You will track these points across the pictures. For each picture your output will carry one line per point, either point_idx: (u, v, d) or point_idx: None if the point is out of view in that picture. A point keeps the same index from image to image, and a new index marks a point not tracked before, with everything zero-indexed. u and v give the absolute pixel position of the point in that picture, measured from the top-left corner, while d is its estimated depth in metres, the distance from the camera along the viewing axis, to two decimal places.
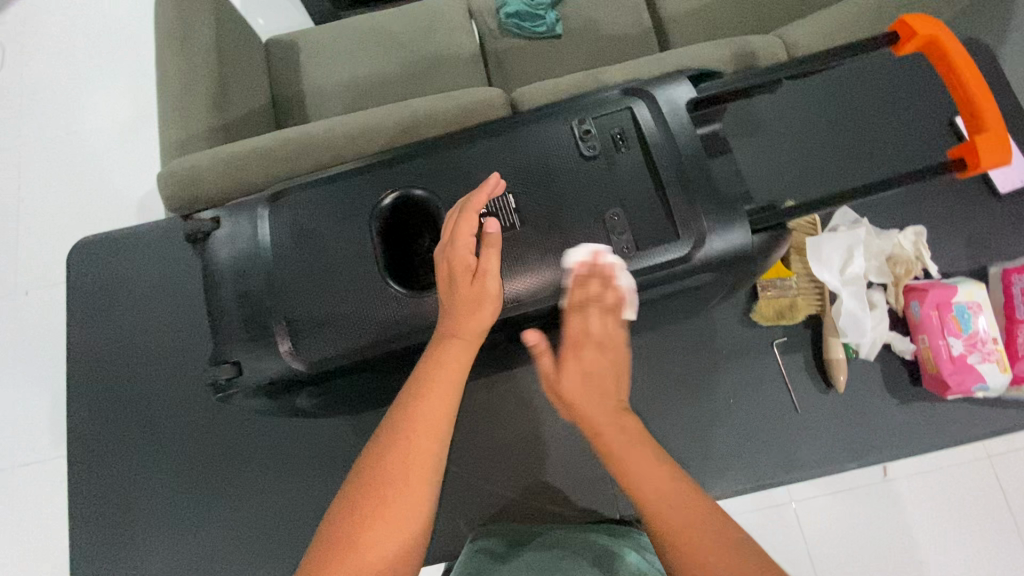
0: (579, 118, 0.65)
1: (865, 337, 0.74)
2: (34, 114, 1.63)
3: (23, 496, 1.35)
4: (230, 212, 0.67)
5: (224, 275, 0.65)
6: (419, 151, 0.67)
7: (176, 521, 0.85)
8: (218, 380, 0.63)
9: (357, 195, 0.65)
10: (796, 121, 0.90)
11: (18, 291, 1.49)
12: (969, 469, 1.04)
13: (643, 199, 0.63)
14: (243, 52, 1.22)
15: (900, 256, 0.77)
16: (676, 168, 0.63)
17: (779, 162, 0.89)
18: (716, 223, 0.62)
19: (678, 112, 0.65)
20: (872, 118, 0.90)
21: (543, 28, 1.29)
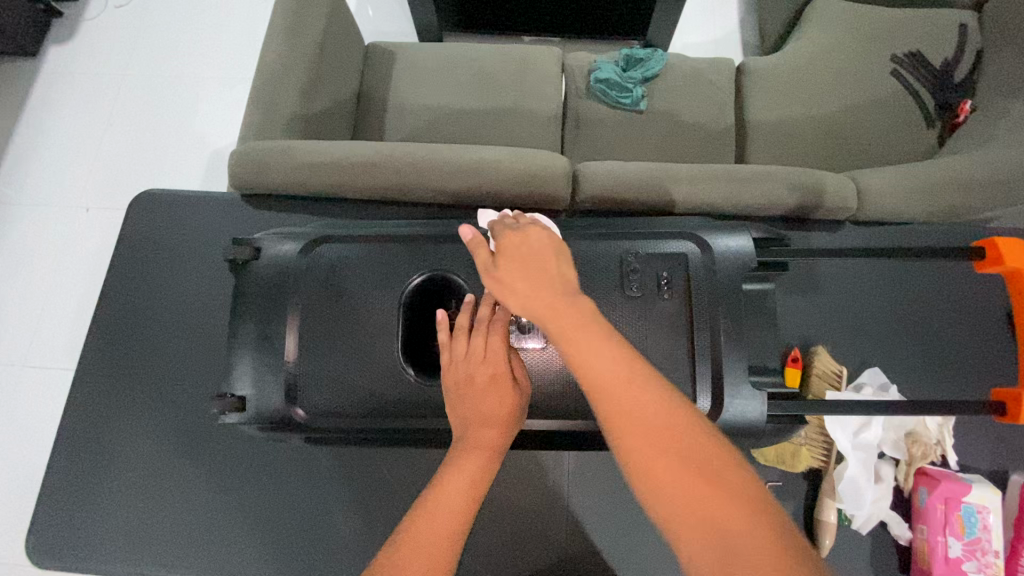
0: (634, 251, 0.66)
1: (861, 510, 0.72)
2: (143, 49, 1.74)
3: (26, 395, 1.41)
4: (272, 246, 0.69)
5: (251, 307, 0.67)
6: (470, 236, 0.69)
7: (146, 476, 0.87)
8: (220, 411, 0.64)
9: (400, 260, 0.67)
10: (846, 269, 0.89)
11: (82, 207, 1.58)
12: None
13: (672, 344, 0.63)
14: (344, 51, 1.29)
15: (921, 436, 0.74)
16: (712, 322, 0.63)
17: (819, 304, 0.88)
18: (738, 385, 0.62)
19: (731, 266, 0.65)
20: (925, 287, 0.89)
21: (627, 100, 1.32)
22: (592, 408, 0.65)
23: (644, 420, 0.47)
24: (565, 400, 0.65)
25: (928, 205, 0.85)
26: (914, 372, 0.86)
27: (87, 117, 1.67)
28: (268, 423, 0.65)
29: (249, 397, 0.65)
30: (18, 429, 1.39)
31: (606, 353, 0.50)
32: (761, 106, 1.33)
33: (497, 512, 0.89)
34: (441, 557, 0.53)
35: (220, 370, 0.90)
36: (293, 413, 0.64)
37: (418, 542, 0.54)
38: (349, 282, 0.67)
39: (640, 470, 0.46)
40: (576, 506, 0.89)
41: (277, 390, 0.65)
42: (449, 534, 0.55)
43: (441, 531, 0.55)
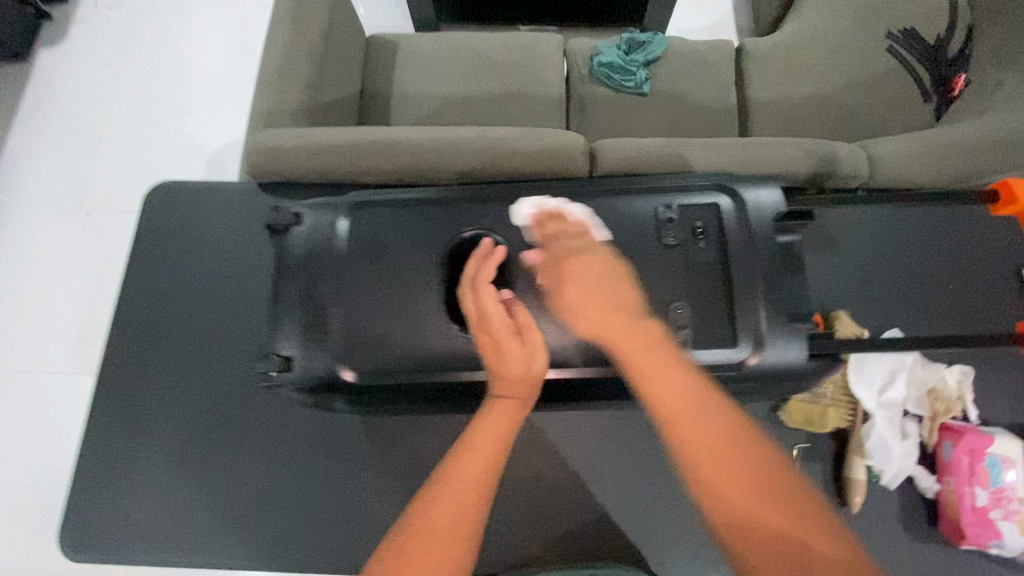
0: (666, 202, 0.64)
1: (891, 465, 0.73)
2: (137, 50, 1.72)
3: (37, 402, 1.39)
4: (314, 212, 0.69)
5: (293, 272, 0.67)
6: (509, 197, 0.69)
7: (174, 470, 0.86)
8: (267, 372, 0.64)
9: (440, 225, 0.68)
10: (860, 235, 0.91)
11: (83, 210, 1.56)
12: None
13: (707, 297, 0.61)
14: (347, 42, 1.29)
15: (942, 392, 0.76)
16: (748, 272, 0.60)
17: (837, 271, 0.89)
18: (781, 335, 0.60)
19: (763, 218, 0.63)
20: (939, 250, 0.90)
21: (631, 84, 1.33)
22: None
23: (702, 428, 0.51)
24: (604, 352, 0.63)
25: (937, 172, 0.87)
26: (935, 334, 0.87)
27: (83, 119, 1.66)
28: (315, 385, 0.64)
29: (295, 358, 0.65)
30: (32, 438, 1.36)
31: (670, 367, 0.54)
32: (762, 85, 1.35)
33: (525, 483, 0.92)
34: (468, 503, 0.54)
35: (243, 360, 0.90)
36: (341, 372, 0.64)
37: (447, 489, 0.54)
38: (391, 243, 0.67)
39: (703, 479, 0.49)
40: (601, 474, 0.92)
41: (323, 349, 0.64)
42: (478, 480, 0.55)
43: (468, 477, 0.55)
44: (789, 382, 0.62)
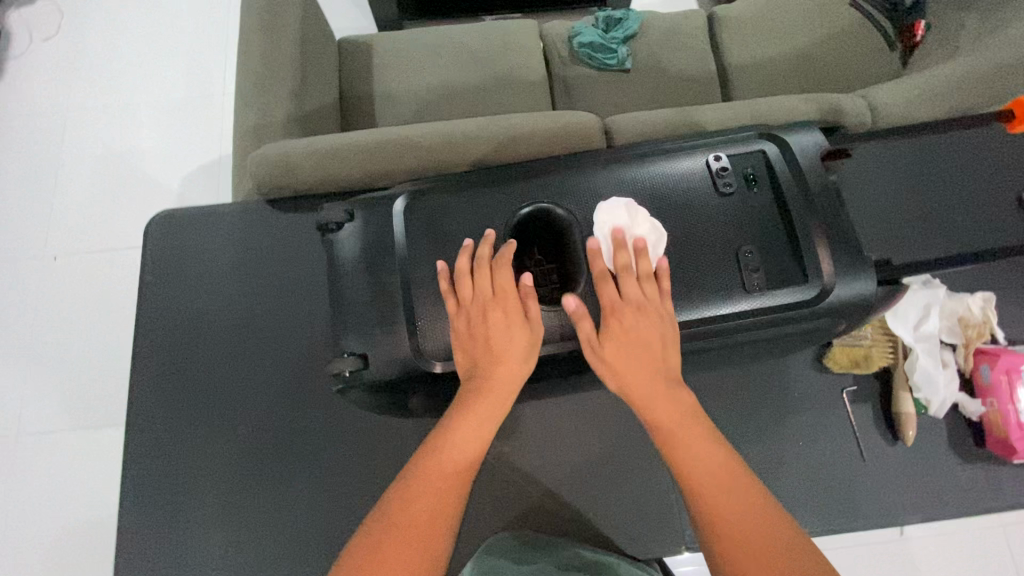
0: (715, 155, 0.64)
1: (938, 394, 0.76)
2: (85, 81, 1.62)
3: (22, 467, 1.26)
4: (365, 207, 0.66)
5: (351, 267, 0.64)
6: (560, 168, 0.66)
7: (196, 520, 0.76)
8: (341, 373, 0.60)
9: (494, 205, 0.65)
10: (904, 165, 0.82)
11: (49, 256, 1.44)
12: (983, 534, 1.11)
13: (773, 239, 0.61)
14: (322, 47, 1.24)
15: (971, 318, 0.79)
16: (808, 207, 0.61)
17: (886, 202, 0.80)
18: (844, 271, 0.60)
19: (810, 159, 0.64)
20: (986, 174, 0.82)
21: (613, 61, 1.34)
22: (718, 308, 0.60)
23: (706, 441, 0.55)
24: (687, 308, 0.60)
25: (940, 105, 0.86)
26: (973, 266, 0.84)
27: (37, 161, 1.54)
28: (394, 382, 0.61)
29: (369, 357, 0.61)
30: (21, 508, 1.24)
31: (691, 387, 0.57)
32: (739, 50, 1.37)
33: (624, 483, 0.77)
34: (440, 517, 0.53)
35: (258, 386, 0.80)
36: (424, 364, 0.60)
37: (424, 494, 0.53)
38: (450, 227, 0.64)
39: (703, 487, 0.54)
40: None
41: (399, 341, 0.61)
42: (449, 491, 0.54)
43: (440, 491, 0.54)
44: (858, 317, 0.63)
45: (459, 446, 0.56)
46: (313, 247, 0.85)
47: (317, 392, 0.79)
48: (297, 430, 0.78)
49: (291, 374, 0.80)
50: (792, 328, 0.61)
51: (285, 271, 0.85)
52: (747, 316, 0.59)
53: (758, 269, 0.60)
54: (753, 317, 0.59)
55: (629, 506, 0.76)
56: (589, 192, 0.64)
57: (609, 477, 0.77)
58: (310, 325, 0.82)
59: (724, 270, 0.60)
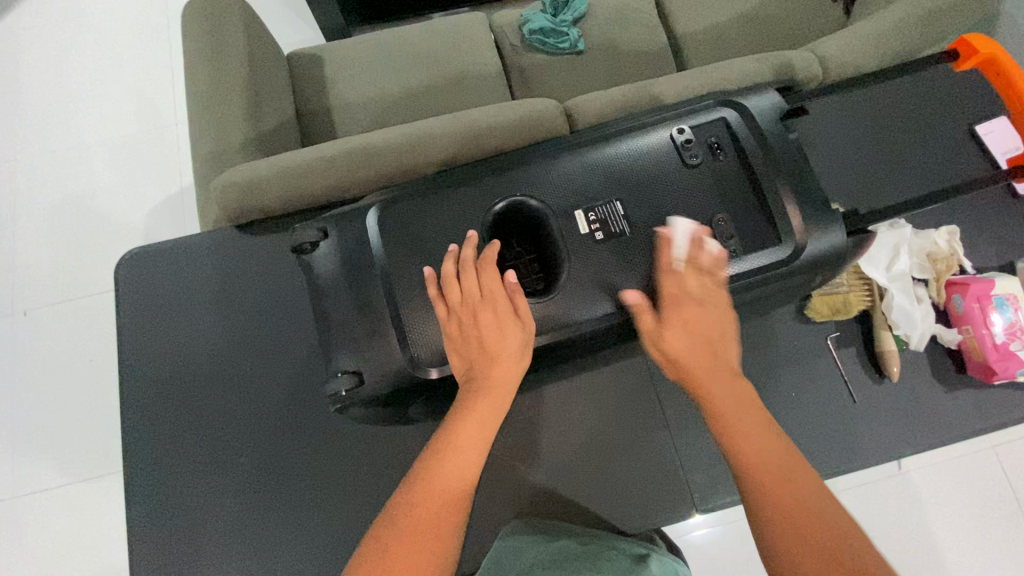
0: (677, 127, 0.65)
1: (916, 329, 0.78)
2: (31, 128, 1.57)
3: (24, 529, 1.23)
4: (338, 221, 0.66)
5: (332, 284, 0.64)
6: (527, 159, 0.66)
7: (209, 557, 0.75)
8: (338, 392, 0.60)
9: (466, 203, 0.65)
10: (855, 122, 0.86)
11: (19, 312, 1.39)
12: (976, 457, 1.16)
13: (743, 203, 0.63)
14: (272, 64, 1.22)
15: (939, 253, 0.82)
16: (773, 169, 0.63)
17: (842, 163, 0.84)
18: (814, 226, 0.61)
19: (769, 120, 0.65)
20: (933, 116, 0.86)
21: (566, 44, 1.34)
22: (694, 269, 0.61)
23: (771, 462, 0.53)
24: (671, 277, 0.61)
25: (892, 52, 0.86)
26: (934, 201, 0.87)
27: None
28: (391, 394, 0.61)
29: (362, 372, 0.61)
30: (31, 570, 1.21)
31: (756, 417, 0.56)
32: (688, 19, 1.38)
33: (629, 457, 0.78)
34: (450, 520, 0.54)
35: (253, 415, 0.79)
36: (420, 372, 0.61)
37: (433, 497, 0.54)
38: (425, 231, 0.64)
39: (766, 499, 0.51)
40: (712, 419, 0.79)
41: (391, 352, 0.61)
42: (459, 492, 0.55)
43: (449, 493, 0.55)
44: (833, 268, 0.65)
45: (461, 448, 0.56)
46: (292, 267, 0.84)
47: (316, 410, 0.79)
48: (300, 452, 0.78)
49: (286, 396, 0.80)
50: (771, 288, 0.63)
51: (266, 295, 0.84)
52: (728, 282, 0.61)
53: (733, 234, 0.62)
54: (732, 282, 0.61)
55: (638, 479, 0.77)
56: (559, 179, 0.64)
57: (615, 454, 0.79)
58: (298, 346, 0.82)
59: (701, 241, 0.62)
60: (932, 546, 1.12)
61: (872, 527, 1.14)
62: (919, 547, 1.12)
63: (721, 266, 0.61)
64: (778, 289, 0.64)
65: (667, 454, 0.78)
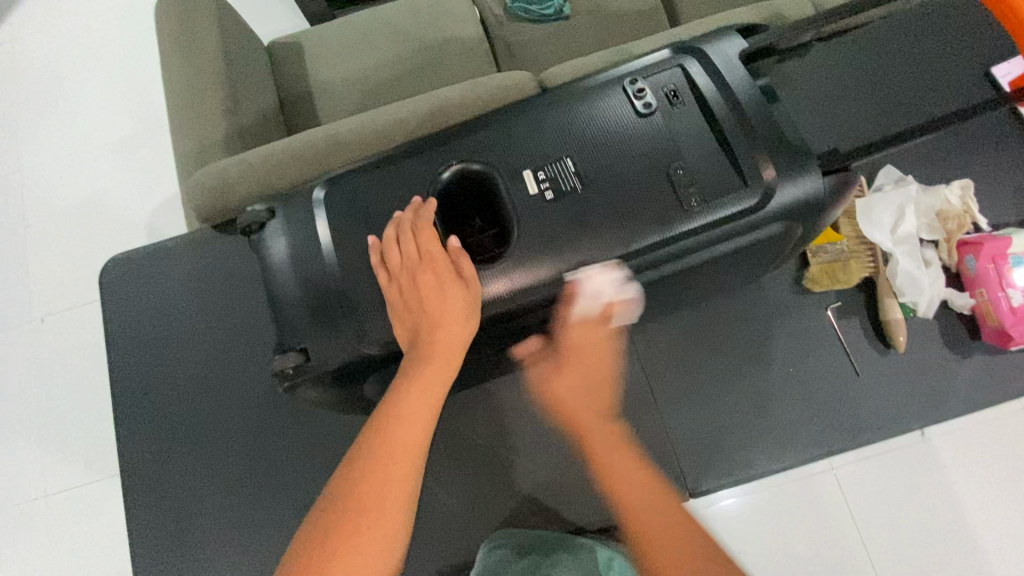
0: (631, 78, 0.61)
1: (922, 295, 0.73)
2: (32, 136, 1.59)
3: (57, 527, 1.28)
4: (288, 204, 0.63)
5: (282, 267, 0.61)
6: (475, 124, 0.63)
7: (207, 555, 0.76)
8: (283, 370, 0.58)
9: (412, 174, 0.62)
10: (843, 62, 0.78)
11: (35, 319, 1.43)
12: (1002, 421, 1.10)
13: (706, 152, 0.57)
14: (249, 53, 1.20)
15: (949, 211, 0.76)
16: (736, 114, 0.58)
17: (826, 107, 0.77)
18: (786, 171, 0.56)
19: (733, 66, 0.60)
20: (935, 47, 0.78)
21: (550, 10, 1.28)
22: (650, 222, 0.56)
23: (639, 490, 0.59)
24: (628, 235, 0.56)
25: None
26: (942, 151, 0.80)
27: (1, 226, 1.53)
28: (341, 370, 0.59)
29: (310, 349, 0.59)
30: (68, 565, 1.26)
31: (627, 454, 0.61)
32: None
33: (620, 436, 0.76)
34: (397, 500, 0.52)
35: (242, 412, 0.80)
36: (366, 348, 0.59)
37: (375, 477, 0.52)
38: (374, 208, 0.61)
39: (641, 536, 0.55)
40: (704, 396, 0.76)
41: (339, 330, 0.59)
42: (405, 469, 0.53)
43: (393, 469, 0.52)
44: (811, 219, 0.59)
45: (405, 419, 0.54)
46: None
47: (301, 405, 0.79)
48: (290, 448, 0.79)
49: (272, 393, 0.80)
50: (741, 242, 0.58)
51: (245, 291, 0.83)
52: (691, 235, 0.56)
53: (695, 184, 0.56)
54: (695, 235, 0.56)
55: None
56: (511, 145, 0.61)
57: None
58: None
59: (658, 195, 0.57)
60: (960, 517, 1.08)
61: (895, 497, 1.09)
62: (945, 516, 1.07)
63: (684, 220, 0.56)
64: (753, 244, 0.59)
65: (658, 434, 0.75)
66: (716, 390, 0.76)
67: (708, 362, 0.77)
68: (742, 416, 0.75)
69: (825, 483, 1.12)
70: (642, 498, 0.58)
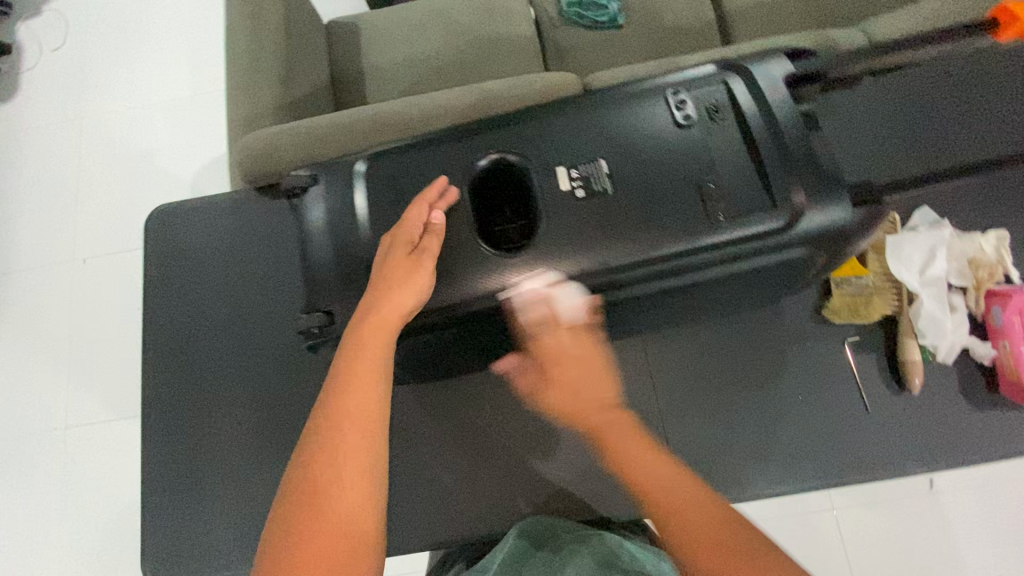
0: (673, 90, 0.62)
1: (943, 339, 0.72)
2: (95, 87, 1.67)
3: (73, 460, 1.35)
4: (329, 172, 0.66)
5: (319, 233, 0.64)
6: (516, 117, 0.65)
7: (210, 500, 0.79)
8: (309, 329, 0.62)
9: (452, 159, 0.64)
10: (895, 89, 0.78)
11: (77, 259, 1.50)
12: (1011, 484, 1.08)
13: (740, 171, 0.58)
14: (309, 28, 1.24)
15: (982, 259, 0.75)
16: (773, 137, 0.58)
17: (874, 135, 0.76)
18: (815, 196, 0.56)
19: (776, 87, 0.61)
20: (993, 88, 0.76)
21: (604, 18, 1.29)
22: (677, 230, 0.57)
23: (662, 476, 0.56)
24: (654, 242, 0.57)
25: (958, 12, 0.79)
26: (984, 199, 0.79)
27: (57, 168, 1.61)
28: None
29: (335, 313, 0.62)
30: (77, 497, 1.33)
31: (641, 449, 0.58)
32: None
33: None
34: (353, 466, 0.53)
35: (261, 369, 0.83)
36: None
37: (333, 444, 0.53)
38: (412, 187, 0.64)
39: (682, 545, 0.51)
40: (710, 412, 0.77)
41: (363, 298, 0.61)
42: (361, 436, 0.54)
43: (350, 435, 0.54)
44: (836, 248, 0.59)
45: (360, 388, 0.56)
46: None
47: (316, 369, 0.82)
48: (299, 409, 0.81)
49: (292, 355, 0.83)
50: (767, 261, 0.58)
51: (277, 253, 0.87)
52: (715, 246, 0.57)
53: (726, 199, 0.57)
54: (718, 247, 0.56)
55: None
56: (549, 142, 0.63)
57: None
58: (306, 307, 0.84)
59: (687, 206, 0.58)
60: None
61: (893, 546, 1.08)
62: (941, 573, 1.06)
63: (708, 232, 0.57)
64: (777, 267, 0.59)
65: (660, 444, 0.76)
66: (723, 408, 0.77)
67: (718, 379, 0.78)
68: (746, 438, 0.76)
69: (823, 522, 1.11)
70: (664, 478, 0.56)
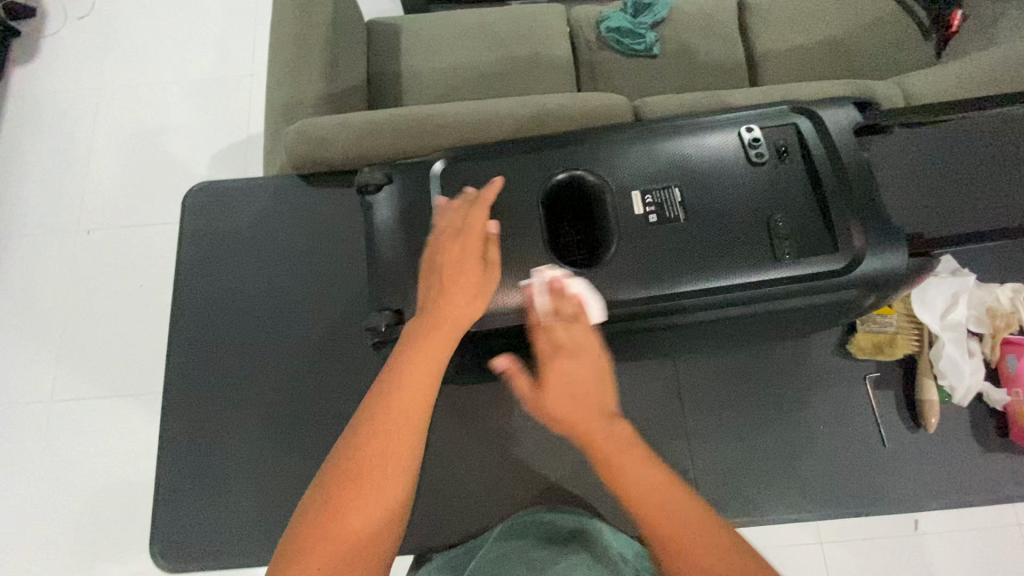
0: (747, 126, 0.65)
1: (962, 381, 0.76)
2: (119, 59, 1.66)
3: (56, 435, 1.31)
4: (404, 173, 0.68)
5: (390, 231, 0.66)
6: (592, 137, 0.67)
7: (226, 482, 0.78)
8: (378, 327, 0.62)
9: (528, 172, 0.66)
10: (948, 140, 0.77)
11: (83, 230, 1.48)
12: (996, 530, 1.12)
13: (806, 211, 0.62)
14: (354, 25, 1.25)
15: (1001, 309, 0.78)
16: (840, 182, 0.62)
17: (924, 187, 0.76)
18: (876, 243, 0.59)
19: (843, 134, 0.64)
20: None
21: (642, 47, 1.33)
22: (741, 259, 0.60)
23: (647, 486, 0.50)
24: (720, 271, 0.60)
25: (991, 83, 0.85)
26: (1006, 255, 0.84)
27: (71, 136, 1.58)
28: None
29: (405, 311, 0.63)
30: (57, 473, 1.29)
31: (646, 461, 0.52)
32: (769, 36, 1.35)
33: None
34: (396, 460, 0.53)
35: (290, 355, 0.82)
36: None
37: (376, 435, 0.53)
38: None
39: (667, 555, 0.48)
40: (733, 435, 0.79)
41: None
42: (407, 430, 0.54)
43: (393, 426, 0.53)
44: (886, 292, 0.62)
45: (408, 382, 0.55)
46: (346, 219, 0.87)
47: (348, 360, 0.82)
48: (327, 398, 0.81)
49: (324, 343, 0.83)
50: (824, 299, 0.60)
51: (317, 241, 0.87)
52: (777, 282, 0.60)
53: (790, 238, 0.61)
54: (780, 282, 0.60)
55: None
56: (623, 164, 0.65)
57: None
58: (341, 297, 0.84)
59: (755, 240, 0.61)
60: None
61: None
62: None
63: (773, 267, 0.60)
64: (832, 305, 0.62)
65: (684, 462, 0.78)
66: (747, 432, 0.79)
67: (743, 403, 0.80)
68: (767, 462, 0.78)
69: (812, 553, 1.13)
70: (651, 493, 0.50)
